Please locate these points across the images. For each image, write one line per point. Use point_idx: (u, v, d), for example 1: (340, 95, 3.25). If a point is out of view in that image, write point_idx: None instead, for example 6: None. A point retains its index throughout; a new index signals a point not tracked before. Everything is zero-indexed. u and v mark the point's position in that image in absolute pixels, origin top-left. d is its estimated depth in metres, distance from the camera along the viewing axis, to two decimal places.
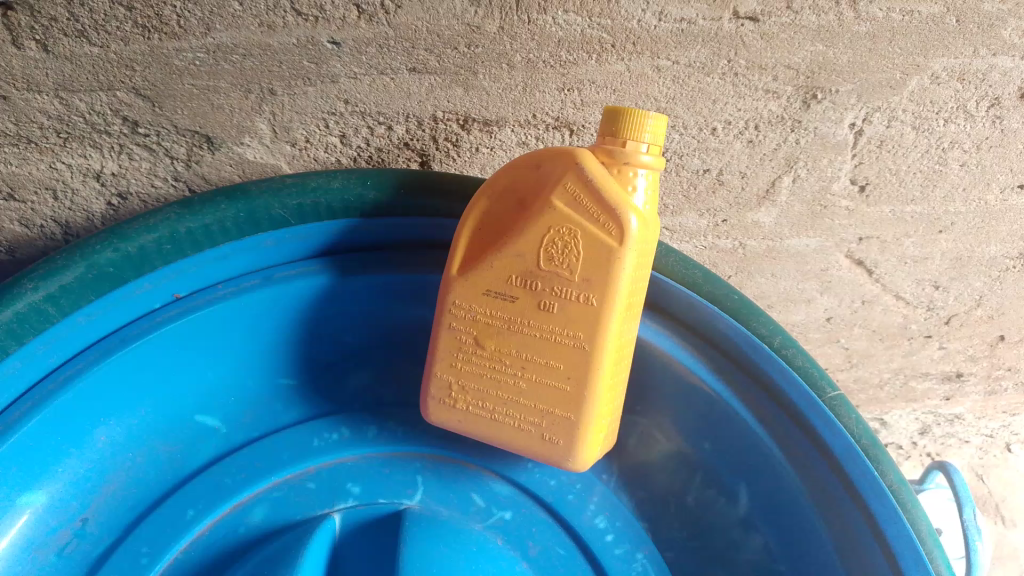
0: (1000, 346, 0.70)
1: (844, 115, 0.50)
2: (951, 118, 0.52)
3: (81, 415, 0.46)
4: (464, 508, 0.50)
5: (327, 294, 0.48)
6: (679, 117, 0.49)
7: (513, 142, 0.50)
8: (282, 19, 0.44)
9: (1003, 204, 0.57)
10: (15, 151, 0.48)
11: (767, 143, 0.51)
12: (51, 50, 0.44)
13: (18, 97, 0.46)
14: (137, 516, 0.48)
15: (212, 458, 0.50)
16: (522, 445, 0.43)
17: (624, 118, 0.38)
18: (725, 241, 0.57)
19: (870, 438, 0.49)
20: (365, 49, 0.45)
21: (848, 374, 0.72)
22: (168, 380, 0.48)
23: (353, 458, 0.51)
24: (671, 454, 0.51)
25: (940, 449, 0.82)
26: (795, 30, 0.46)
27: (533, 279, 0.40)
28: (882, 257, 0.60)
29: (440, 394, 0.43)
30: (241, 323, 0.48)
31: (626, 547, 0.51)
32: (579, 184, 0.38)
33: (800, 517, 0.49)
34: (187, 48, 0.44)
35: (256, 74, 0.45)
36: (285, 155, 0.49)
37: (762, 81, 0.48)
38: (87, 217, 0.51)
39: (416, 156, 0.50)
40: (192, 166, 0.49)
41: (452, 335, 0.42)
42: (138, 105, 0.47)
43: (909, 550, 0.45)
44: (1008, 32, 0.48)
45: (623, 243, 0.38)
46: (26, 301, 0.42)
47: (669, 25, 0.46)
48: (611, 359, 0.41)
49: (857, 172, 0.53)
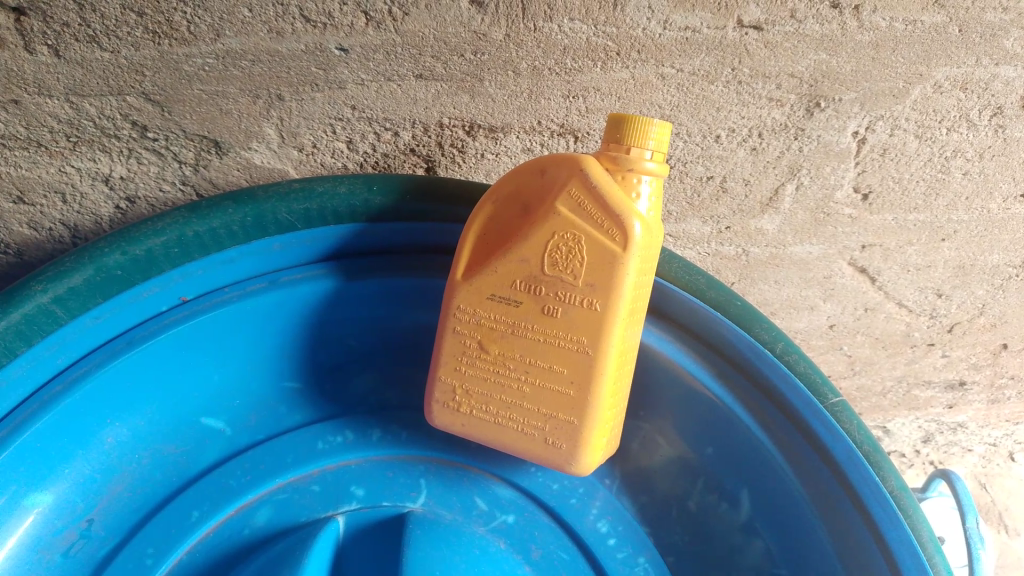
0: (1003, 354, 0.70)
1: (847, 123, 0.51)
2: (953, 127, 0.52)
3: (87, 417, 0.46)
4: (467, 511, 0.51)
5: (333, 297, 0.49)
6: (683, 124, 0.50)
7: (518, 148, 0.50)
8: (291, 26, 0.44)
9: (1006, 212, 0.58)
10: (25, 154, 0.49)
11: (770, 151, 0.51)
12: (63, 55, 0.45)
13: (29, 101, 0.46)
14: (143, 517, 0.48)
15: (216, 460, 0.50)
16: (525, 449, 0.43)
17: (628, 125, 0.39)
18: (728, 248, 0.57)
19: (871, 444, 0.48)
20: (373, 55, 0.46)
21: (850, 381, 0.72)
22: (174, 382, 0.48)
23: (357, 460, 0.51)
24: (673, 460, 0.52)
25: (943, 457, 0.82)
26: (799, 38, 0.47)
27: (537, 284, 0.40)
28: (884, 265, 0.60)
29: (443, 397, 0.43)
30: (246, 326, 0.48)
31: (627, 552, 0.51)
32: (584, 190, 0.38)
33: (801, 523, 0.49)
34: (196, 53, 0.45)
35: (265, 79, 0.46)
36: (292, 160, 0.49)
37: (765, 89, 0.48)
38: (96, 221, 0.52)
39: (422, 162, 0.50)
40: (200, 170, 0.50)
41: (456, 340, 0.42)
42: (148, 110, 0.47)
43: (910, 556, 0.45)
44: (1010, 42, 0.48)
45: (626, 249, 0.38)
46: (36, 303, 0.42)
47: (673, 33, 0.46)
48: (613, 363, 0.41)
49: (859, 180, 0.54)
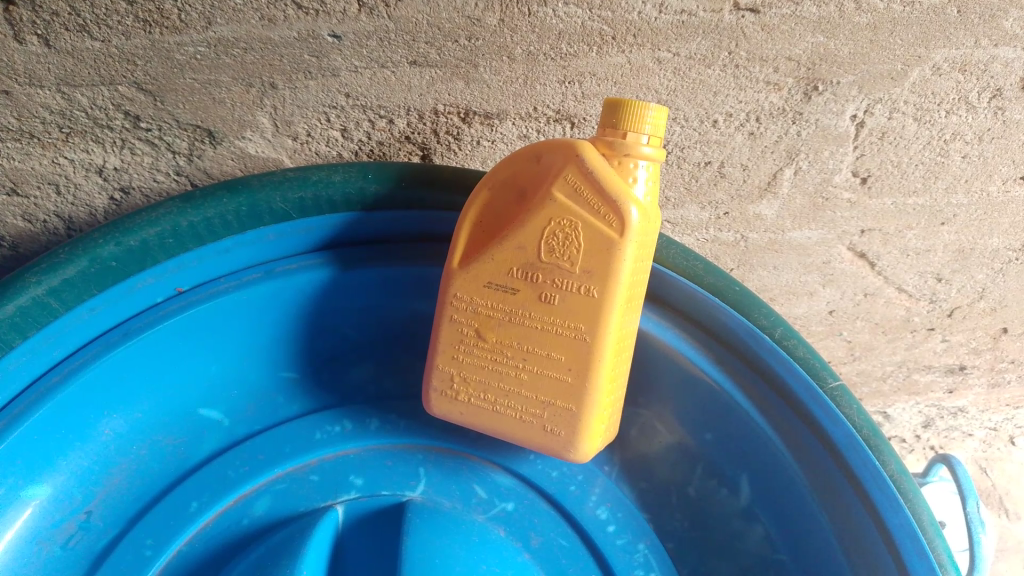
0: (1003, 338, 0.70)
1: (846, 106, 0.50)
2: (952, 109, 0.51)
3: (84, 409, 0.46)
4: (466, 500, 0.51)
5: (329, 287, 0.48)
6: (680, 109, 0.49)
7: (514, 135, 0.50)
8: (283, 12, 0.44)
9: (1006, 195, 0.57)
10: (17, 146, 0.48)
11: (768, 136, 0.51)
12: (53, 45, 0.44)
13: (20, 92, 0.46)
14: (142, 508, 0.48)
15: (214, 451, 0.50)
16: (523, 436, 0.43)
17: (624, 109, 0.38)
18: (727, 234, 0.57)
19: (871, 428, 0.48)
20: (366, 42, 0.45)
21: (850, 366, 0.71)
22: (170, 374, 0.48)
23: (355, 450, 0.51)
24: (672, 446, 0.52)
25: (943, 442, 0.82)
26: (796, 21, 0.46)
27: (534, 271, 0.40)
28: (884, 249, 0.60)
29: (441, 386, 0.43)
30: (243, 317, 0.48)
31: (627, 538, 0.51)
32: (580, 175, 0.38)
33: (801, 508, 0.49)
34: (188, 42, 0.45)
35: (257, 67, 0.46)
36: (287, 150, 0.49)
37: (762, 72, 0.48)
38: (90, 212, 0.51)
39: (417, 150, 0.50)
40: (194, 160, 0.49)
41: (454, 328, 0.42)
42: (140, 100, 0.47)
43: (911, 541, 0.45)
44: (1010, 23, 0.48)
45: (623, 234, 0.38)
46: (30, 295, 0.42)
47: (670, 17, 0.45)
48: (612, 350, 0.41)
49: (858, 164, 0.53)
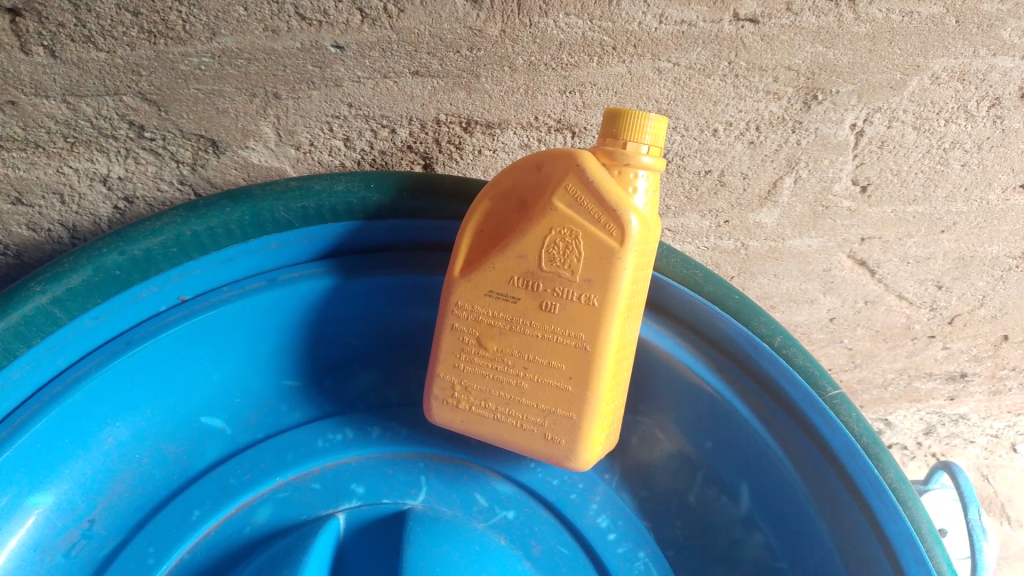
0: (1003, 345, 0.70)
1: (845, 116, 0.50)
2: (951, 118, 0.52)
3: (87, 417, 0.46)
4: (467, 508, 0.51)
5: (331, 295, 0.49)
6: (680, 118, 0.50)
7: (515, 144, 0.50)
8: (286, 24, 0.44)
9: (1005, 204, 0.57)
10: (22, 156, 0.49)
11: (768, 145, 0.51)
12: (59, 56, 0.44)
13: (25, 103, 0.46)
14: (144, 516, 0.48)
15: (217, 459, 0.50)
16: (524, 444, 0.43)
17: (624, 119, 0.38)
18: (727, 242, 0.57)
19: (870, 436, 0.48)
20: (368, 52, 0.46)
21: (851, 373, 0.71)
22: (173, 382, 0.48)
23: (357, 458, 0.51)
24: (673, 454, 0.52)
25: (945, 449, 0.82)
26: (795, 31, 0.46)
27: (535, 279, 0.40)
28: (884, 257, 0.60)
29: (443, 394, 0.43)
30: (246, 325, 0.48)
31: (628, 546, 0.51)
32: (580, 185, 0.38)
33: (801, 516, 0.49)
34: (193, 52, 0.45)
35: (261, 78, 0.46)
36: (290, 159, 0.50)
37: (762, 82, 0.48)
38: (94, 221, 0.52)
39: (419, 159, 0.50)
40: (197, 170, 0.50)
41: (455, 336, 0.42)
42: (145, 110, 0.47)
43: (909, 549, 0.45)
44: (1007, 33, 0.48)
45: (623, 244, 0.38)
46: (34, 304, 0.43)
47: (670, 27, 0.46)
48: (612, 358, 0.41)
49: (858, 172, 0.54)
